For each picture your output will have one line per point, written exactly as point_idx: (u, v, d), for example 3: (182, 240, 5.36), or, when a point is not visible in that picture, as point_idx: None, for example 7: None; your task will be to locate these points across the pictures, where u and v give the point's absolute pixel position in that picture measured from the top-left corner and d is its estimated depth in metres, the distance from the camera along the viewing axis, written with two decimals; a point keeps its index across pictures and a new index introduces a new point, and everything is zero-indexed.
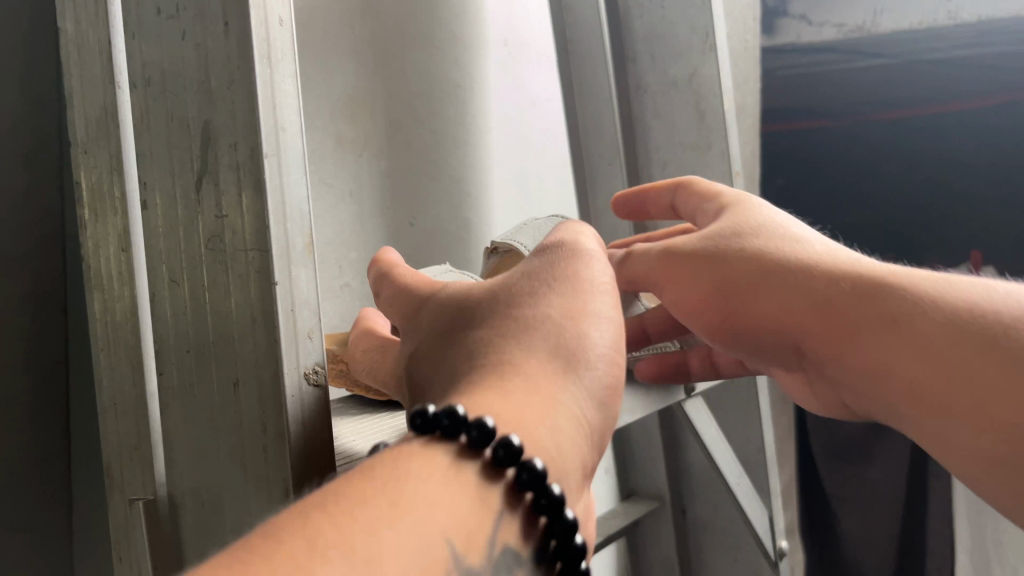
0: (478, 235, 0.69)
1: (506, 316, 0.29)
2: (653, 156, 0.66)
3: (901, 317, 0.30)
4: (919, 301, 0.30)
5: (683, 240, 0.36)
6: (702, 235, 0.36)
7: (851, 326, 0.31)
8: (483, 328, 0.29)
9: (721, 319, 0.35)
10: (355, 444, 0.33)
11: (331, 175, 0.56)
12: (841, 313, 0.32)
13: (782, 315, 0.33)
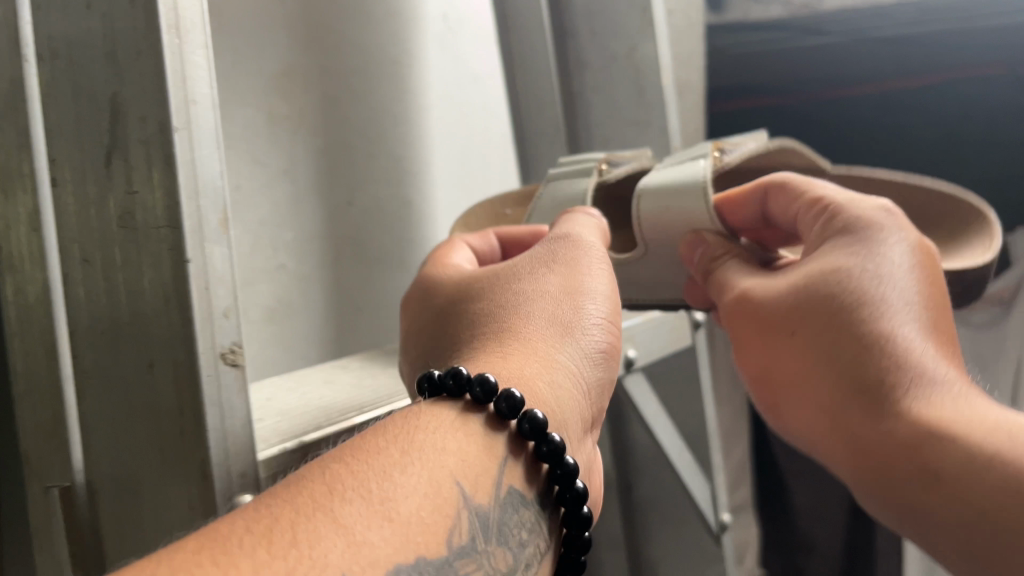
0: (419, 213, 0.69)
1: (511, 291, 0.35)
2: (593, 132, 0.66)
3: (926, 441, 0.33)
4: (963, 469, 0.32)
5: (761, 287, 0.42)
6: (773, 290, 0.41)
7: (861, 409, 0.36)
8: (486, 302, 0.35)
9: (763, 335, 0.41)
10: (279, 425, 0.33)
11: (264, 154, 0.56)
12: (837, 396, 0.37)
13: (814, 366, 0.38)
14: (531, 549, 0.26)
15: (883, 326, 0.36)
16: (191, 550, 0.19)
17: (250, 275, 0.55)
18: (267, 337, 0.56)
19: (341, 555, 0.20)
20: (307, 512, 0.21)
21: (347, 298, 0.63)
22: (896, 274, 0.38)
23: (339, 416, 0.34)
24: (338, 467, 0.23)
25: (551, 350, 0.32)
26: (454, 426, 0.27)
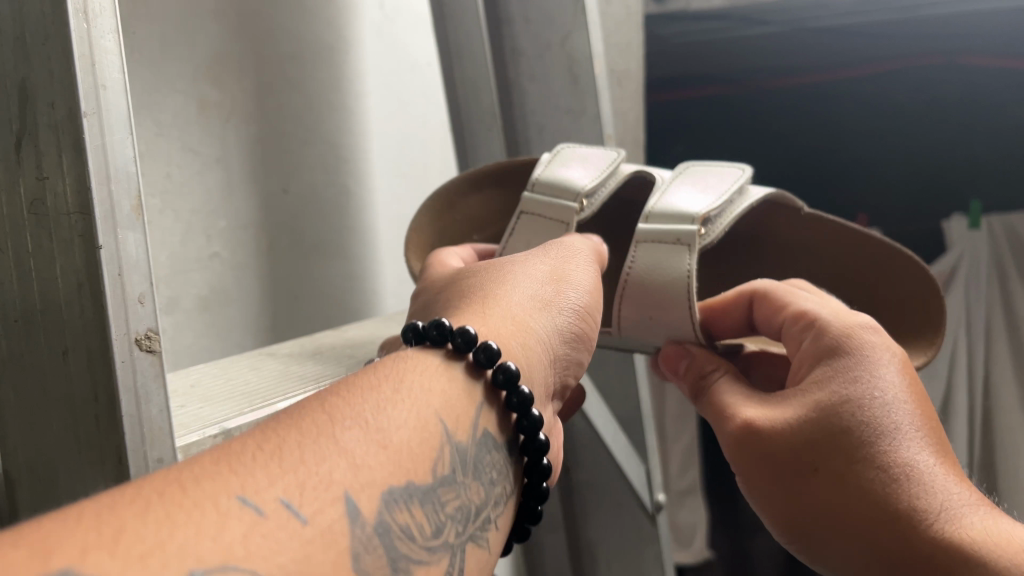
0: (356, 200, 0.69)
1: (498, 272, 0.37)
2: (529, 120, 0.67)
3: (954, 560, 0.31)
4: None
5: (762, 413, 0.37)
6: (777, 414, 0.36)
7: (878, 548, 0.33)
8: (476, 278, 0.37)
9: (770, 472, 0.36)
10: (200, 410, 0.33)
11: (196, 141, 0.55)
12: (852, 538, 0.33)
13: (827, 508, 0.34)
14: (499, 488, 0.29)
15: (892, 456, 0.33)
16: (215, 465, 0.21)
17: (182, 264, 0.55)
18: (200, 325, 0.56)
19: (342, 473, 0.22)
20: (310, 432, 0.23)
21: (282, 285, 0.63)
22: (893, 399, 0.35)
23: (263, 401, 0.34)
24: (338, 397, 0.25)
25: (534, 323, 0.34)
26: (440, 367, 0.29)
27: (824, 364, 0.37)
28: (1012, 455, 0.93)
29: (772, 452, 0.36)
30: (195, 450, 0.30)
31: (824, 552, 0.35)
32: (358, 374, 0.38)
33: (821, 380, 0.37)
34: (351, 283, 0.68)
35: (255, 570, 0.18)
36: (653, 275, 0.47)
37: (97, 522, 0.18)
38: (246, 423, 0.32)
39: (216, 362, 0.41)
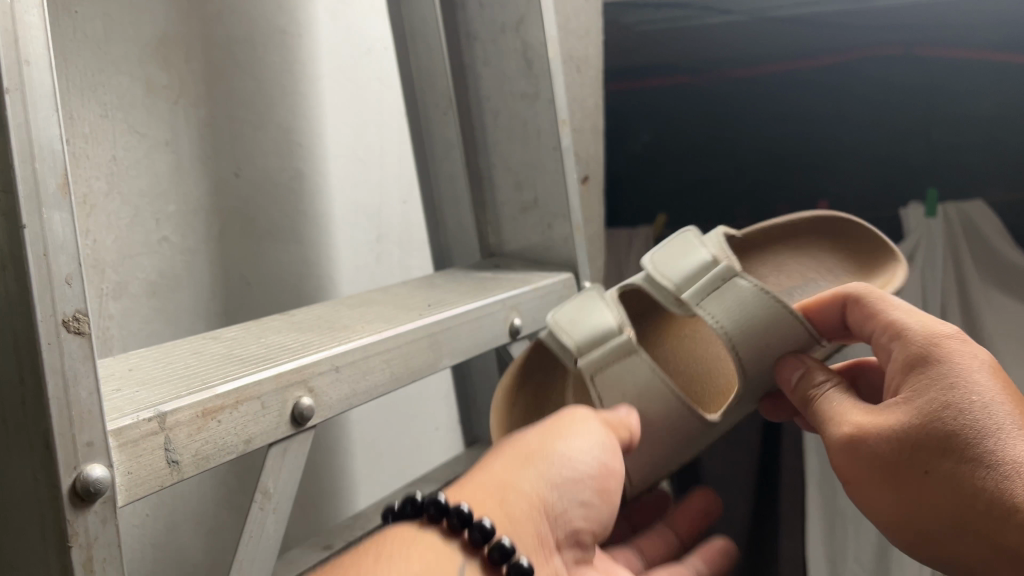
0: (310, 185, 0.68)
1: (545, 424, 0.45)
2: (484, 105, 0.66)
3: None
4: None
5: (869, 424, 0.42)
6: (879, 424, 0.41)
7: (990, 533, 0.37)
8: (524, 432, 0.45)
9: (880, 475, 0.41)
10: (135, 393, 0.32)
11: (143, 123, 0.54)
12: (959, 528, 0.38)
13: (931, 509, 0.39)
14: None
15: (994, 450, 0.37)
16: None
17: (130, 248, 0.53)
18: (149, 311, 0.55)
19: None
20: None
21: (234, 271, 0.62)
22: (992, 399, 0.39)
23: (201, 384, 0.34)
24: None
25: (543, 488, 0.42)
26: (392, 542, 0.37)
27: (917, 370, 0.42)
28: None
29: (880, 457, 0.41)
30: (127, 434, 0.29)
31: (932, 546, 0.40)
32: (302, 358, 0.38)
33: (916, 389, 0.41)
34: (305, 269, 0.68)
35: None
36: (746, 322, 0.52)
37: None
38: (182, 406, 0.31)
39: (155, 347, 0.40)
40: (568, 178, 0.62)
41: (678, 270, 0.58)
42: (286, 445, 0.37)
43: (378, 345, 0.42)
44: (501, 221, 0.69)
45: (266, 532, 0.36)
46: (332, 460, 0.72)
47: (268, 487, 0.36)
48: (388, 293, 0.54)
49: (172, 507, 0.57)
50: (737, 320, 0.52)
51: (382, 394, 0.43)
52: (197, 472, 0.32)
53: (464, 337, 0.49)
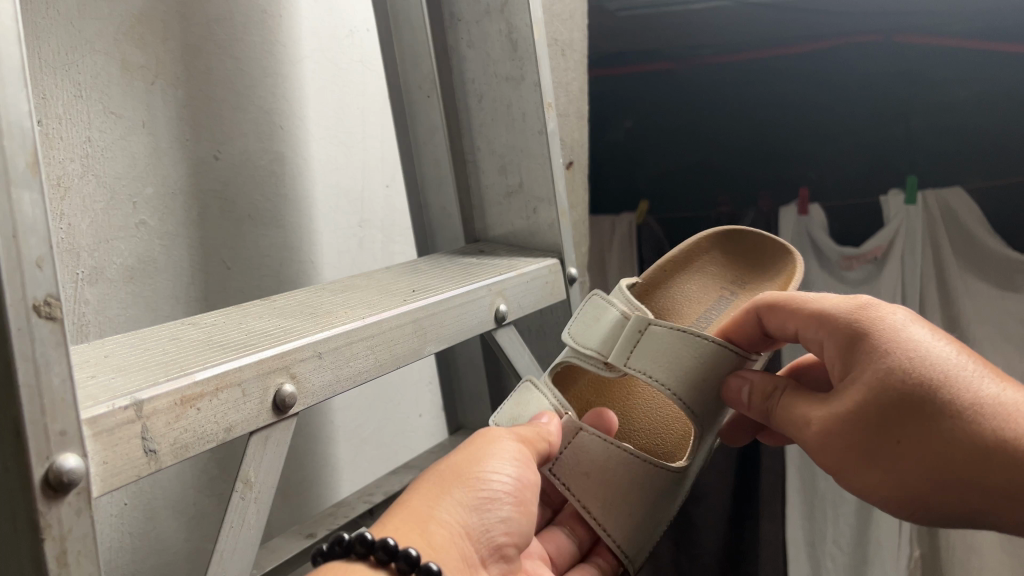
0: (291, 169, 0.67)
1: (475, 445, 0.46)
2: (468, 87, 0.65)
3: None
4: None
5: (839, 409, 0.43)
6: (847, 408, 0.43)
7: (978, 475, 0.39)
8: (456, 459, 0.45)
9: (858, 452, 0.42)
10: (111, 380, 0.31)
11: (118, 104, 0.52)
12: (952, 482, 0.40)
13: (924, 473, 0.40)
14: None
15: (961, 396, 0.40)
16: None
17: (106, 232, 0.52)
18: (126, 296, 0.54)
19: (454, 559, 0.40)
20: (436, 529, 0.41)
21: (214, 255, 0.60)
22: (934, 356, 0.42)
23: (179, 370, 0.33)
24: (473, 498, 0.43)
25: (462, 512, 0.42)
26: (506, 450, 0.46)
27: (856, 347, 0.44)
28: None
29: (856, 433, 0.42)
30: (102, 423, 0.28)
31: (927, 510, 0.42)
32: (283, 344, 0.37)
33: (861, 368, 0.43)
34: (287, 254, 0.66)
35: None
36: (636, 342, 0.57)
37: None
38: (160, 394, 0.30)
39: (132, 332, 0.39)
40: (554, 162, 0.62)
41: (591, 336, 0.59)
42: (269, 434, 0.36)
43: (363, 331, 0.41)
44: (486, 204, 0.69)
45: (247, 523, 0.35)
46: (315, 447, 0.71)
47: (249, 477, 0.35)
48: (372, 278, 0.53)
49: (151, 496, 0.56)
50: (673, 367, 0.55)
51: (366, 380, 0.42)
52: (175, 461, 0.31)
53: (449, 323, 0.49)
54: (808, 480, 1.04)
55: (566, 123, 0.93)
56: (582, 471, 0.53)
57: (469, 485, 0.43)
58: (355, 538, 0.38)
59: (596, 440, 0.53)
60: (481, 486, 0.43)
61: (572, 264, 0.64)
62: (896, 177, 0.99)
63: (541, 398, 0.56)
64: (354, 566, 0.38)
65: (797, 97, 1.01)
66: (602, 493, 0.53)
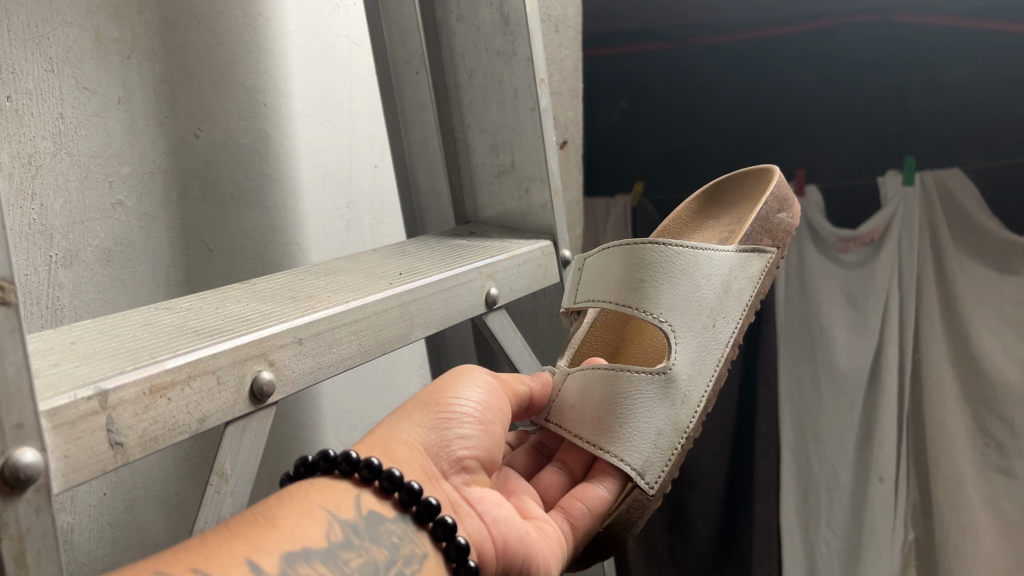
0: (276, 148, 0.65)
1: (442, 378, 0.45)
2: (459, 63, 0.63)
3: None
4: None
5: None
6: None
7: None
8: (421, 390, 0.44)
9: None
10: (75, 369, 0.29)
11: (92, 79, 0.50)
12: None
13: None
14: (406, 547, 0.36)
15: None
16: (303, 492, 0.35)
17: (81, 214, 0.50)
18: (104, 279, 0.52)
19: (412, 470, 0.39)
20: (397, 445, 0.40)
21: (195, 237, 0.58)
22: None
23: (149, 358, 0.31)
24: (432, 419, 0.42)
25: (423, 431, 0.41)
26: (475, 379, 0.45)
27: None
28: (940, 409, 0.93)
29: None
30: (63, 415, 0.26)
31: None
32: (260, 329, 0.35)
33: None
34: (272, 236, 0.65)
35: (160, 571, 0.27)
36: (592, 278, 0.56)
37: (213, 540, 0.30)
38: (126, 383, 0.29)
39: (100, 318, 0.37)
40: (547, 140, 0.60)
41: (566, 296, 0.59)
42: (245, 425, 0.34)
43: (345, 316, 0.39)
44: (476, 184, 0.67)
45: (224, 517, 0.34)
46: (302, 433, 0.69)
47: (225, 469, 0.33)
48: (358, 261, 0.52)
49: (131, 485, 0.55)
50: (626, 281, 0.54)
51: (350, 367, 0.40)
52: (144, 454, 0.29)
53: (436, 306, 0.47)
54: (803, 464, 1.03)
55: (560, 102, 0.91)
56: (569, 402, 0.51)
57: (430, 407, 0.42)
58: (320, 454, 0.37)
59: (581, 375, 0.51)
60: (441, 408, 0.42)
61: (566, 246, 0.62)
62: (891, 159, 0.95)
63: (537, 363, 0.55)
64: (320, 479, 0.37)
65: (794, 77, 0.96)
66: (590, 416, 0.49)
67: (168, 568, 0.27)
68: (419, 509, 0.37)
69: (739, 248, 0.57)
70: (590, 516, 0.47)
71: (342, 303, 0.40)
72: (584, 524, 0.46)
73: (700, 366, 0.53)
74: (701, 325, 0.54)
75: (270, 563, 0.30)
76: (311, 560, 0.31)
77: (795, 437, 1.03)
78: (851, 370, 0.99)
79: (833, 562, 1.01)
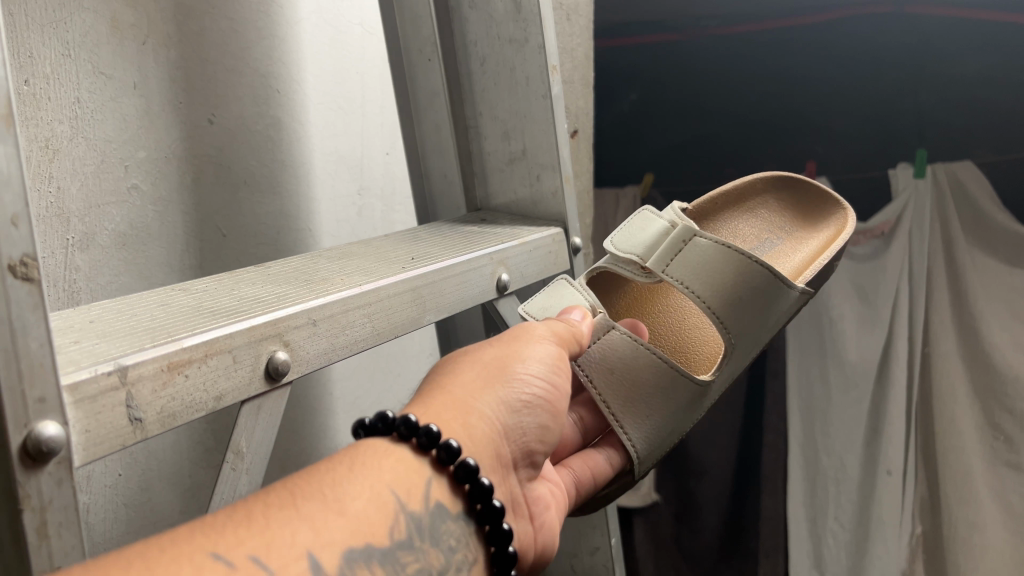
0: (289, 135, 0.65)
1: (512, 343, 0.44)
2: (470, 50, 0.64)
3: None
4: None
5: None
6: None
7: None
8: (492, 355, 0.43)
9: None
10: (95, 346, 0.30)
11: (109, 64, 0.51)
12: None
13: None
14: (459, 553, 0.35)
15: None
16: (375, 465, 0.34)
17: (98, 198, 0.51)
18: (120, 263, 0.52)
19: (492, 459, 0.39)
20: (477, 422, 0.39)
21: (209, 222, 0.59)
22: None
23: (167, 336, 0.31)
24: (511, 399, 0.41)
25: (502, 411, 0.41)
26: (541, 356, 0.45)
27: None
28: (949, 402, 0.91)
29: None
30: (84, 390, 0.27)
31: None
32: (276, 310, 0.35)
33: None
34: (285, 222, 0.65)
35: (215, 550, 0.26)
36: (679, 257, 0.58)
37: (273, 517, 0.28)
38: (145, 359, 0.29)
39: (118, 298, 0.38)
40: (558, 127, 0.60)
41: (635, 242, 0.61)
42: (261, 404, 0.35)
43: (359, 299, 0.40)
44: (487, 171, 0.67)
45: (238, 494, 0.34)
46: (313, 419, 0.70)
47: (241, 446, 0.34)
48: (370, 245, 0.52)
49: (146, 466, 0.55)
50: (717, 281, 0.56)
51: (364, 349, 0.41)
52: (162, 430, 0.30)
53: (449, 290, 0.47)
54: (811, 457, 1.02)
55: (572, 91, 0.91)
56: (610, 366, 0.53)
57: (510, 384, 0.42)
58: (401, 418, 0.36)
59: (623, 339, 0.54)
60: (519, 390, 0.42)
61: (576, 234, 0.63)
62: (903, 150, 0.95)
63: (575, 294, 0.57)
64: (394, 448, 0.36)
65: (796, 67, 0.98)
66: (623, 389, 0.53)
67: (226, 551, 0.26)
68: (483, 508, 0.37)
69: (802, 291, 0.59)
70: (593, 487, 0.50)
71: (355, 286, 0.40)
72: (587, 493, 0.50)
73: (722, 378, 0.57)
74: (746, 348, 0.57)
75: (328, 559, 0.28)
76: (370, 561, 0.30)
77: (803, 430, 1.02)
78: (860, 365, 0.97)
79: (841, 555, 0.99)
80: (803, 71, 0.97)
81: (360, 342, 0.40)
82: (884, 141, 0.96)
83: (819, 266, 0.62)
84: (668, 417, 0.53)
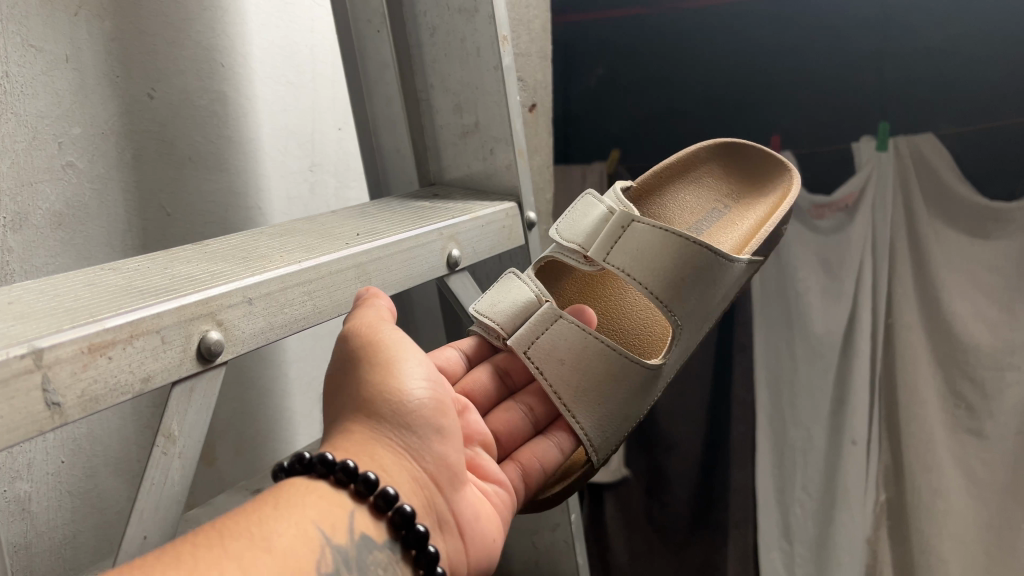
0: (234, 109, 0.63)
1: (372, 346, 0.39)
2: (420, 21, 0.62)
3: None
4: None
5: None
6: None
7: None
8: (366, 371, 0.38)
9: None
10: (9, 329, 0.28)
11: (38, 36, 0.48)
12: None
13: None
14: None
15: None
16: (298, 501, 0.32)
17: (30, 175, 0.49)
18: (56, 243, 0.51)
19: (408, 483, 0.36)
20: (378, 457, 0.36)
21: (151, 200, 0.57)
22: None
23: (89, 316, 0.30)
24: (399, 421, 0.37)
25: (395, 438, 0.37)
26: (410, 348, 0.40)
27: None
28: (911, 373, 0.90)
29: None
30: None
31: None
32: (208, 289, 0.34)
33: None
34: (232, 200, 0.64)
35: None
36: (621, 243, 0.56)
37: (199, 553, 0.27)
38: (64, 341, 0.28)
39: (41, 279, 0.36)
40: (511, 99, 0.59)
41: (576, 229, 0.59)
42: (194, 385, 0.34)
43: (298, 277, 0.38)
44: (441, 144, 0.66)
45: (171, 478, 0.33)
46: (268, 400, 0.69)
47: (173, 430, 0.33)
48: (315, 222, 0.51)
49: (90, 452, 0.54)
50: (658, 265, 0.54)
51: (305, 328, 0.40)
52: (83, 415, 0.29)
53: (394, 267, 0.46)
54: (778, 429, 1.01)
55: (528, 63, 0.90)
56: (559, 355, 0.51)
57: (391, 406, 0.37)
58: (319, 456, 0.34)
59: (571, 330, 0.52)
60: (406, 404, 0.38)
61: (531, 208, 0.62)
62: (864, 124, 0.88)
63: (522, 287, 0.55)
64: (317, 485, 0.34)
65: (757, 44, 0.89)
66: (574, 379, 0.50)
67: None
68: (408, 534, 0.35)
69: (750, 261, 0.58)
70: (542, 475, 0.48)
71: (292, 261, 0.39)
72: (535, 483, 0.48)
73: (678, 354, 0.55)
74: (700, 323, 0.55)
75: None
76: None
77: (771, 404, 1.01)
78: (826, 335, 0.95)
79: (807, 523, 1.00)
80: (761, 49, 0.89)
81: (303, 321, 0.39)
82: (848, 114, 0.88)
83: (763, 234, 0.60)
84: (625, 403, 0.51)
